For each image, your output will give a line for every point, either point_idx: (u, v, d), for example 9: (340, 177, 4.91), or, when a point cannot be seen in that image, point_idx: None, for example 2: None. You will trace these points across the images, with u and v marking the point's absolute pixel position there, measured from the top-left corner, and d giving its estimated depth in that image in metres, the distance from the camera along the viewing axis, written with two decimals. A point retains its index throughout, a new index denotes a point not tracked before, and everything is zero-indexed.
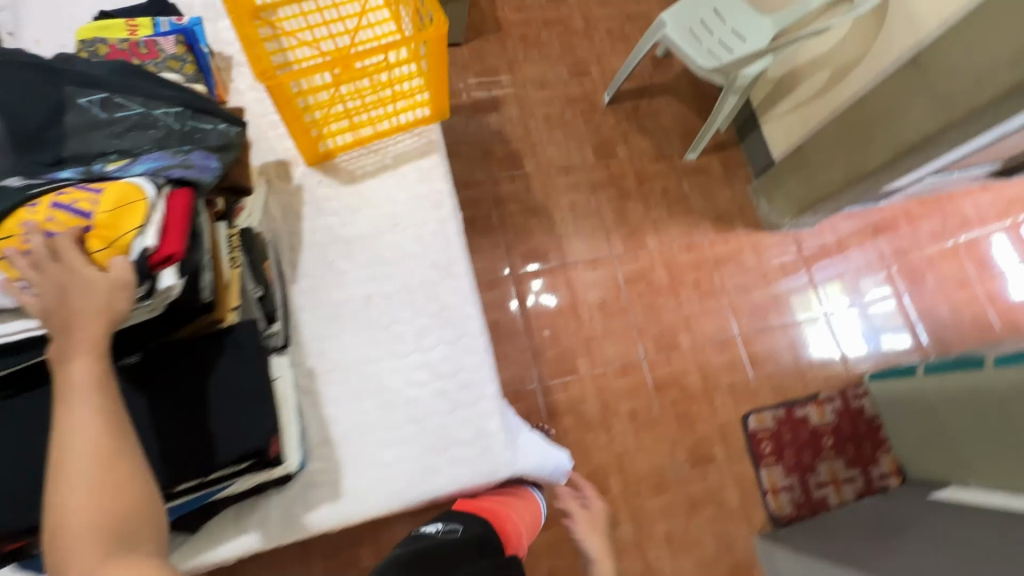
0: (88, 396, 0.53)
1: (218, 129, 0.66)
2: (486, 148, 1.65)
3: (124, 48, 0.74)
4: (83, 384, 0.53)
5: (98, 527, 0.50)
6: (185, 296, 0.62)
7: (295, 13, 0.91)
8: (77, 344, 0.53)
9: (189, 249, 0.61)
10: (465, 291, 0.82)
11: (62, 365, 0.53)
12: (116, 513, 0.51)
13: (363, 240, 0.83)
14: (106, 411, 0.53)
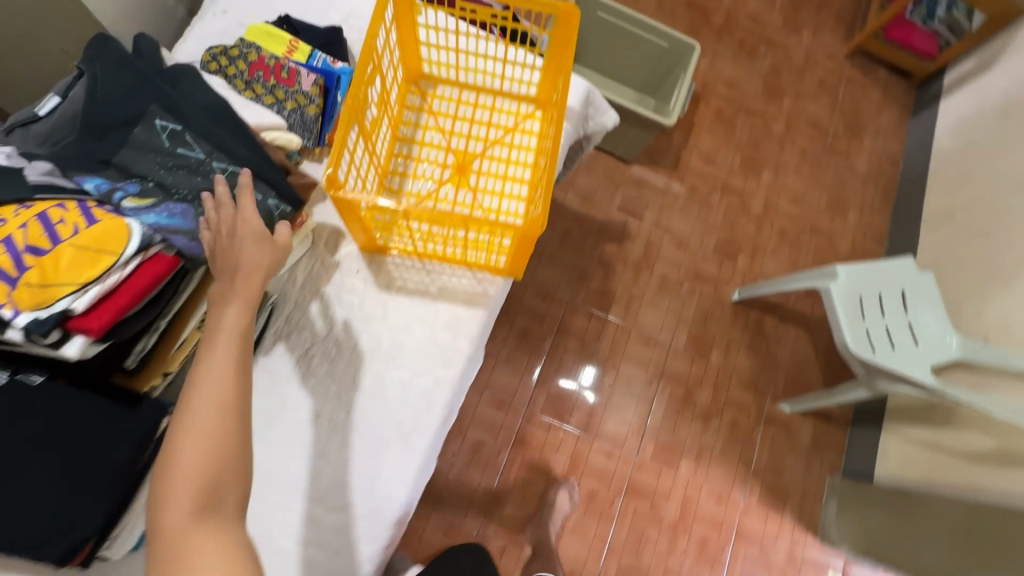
0: (231, 342, 0.50)
1: (264, 204, 0.59)
2: (585, 271, 1.53)
3: (269, 65, 0.75)
4: (231, 329, 0.50)
5: (210, 475, 0.45)
6: (102, 358, 0.53)
7: (449, 100, 0.87)
8: (236, 292, 0.51)
9: (122, 321, 0.50)
10: (407, 474, 0.72)
11: (215, 312, 0.50)
12: (217, 470, 0.45)
13: (344, 360, 0.74)
14: (239, 358, 0.50)
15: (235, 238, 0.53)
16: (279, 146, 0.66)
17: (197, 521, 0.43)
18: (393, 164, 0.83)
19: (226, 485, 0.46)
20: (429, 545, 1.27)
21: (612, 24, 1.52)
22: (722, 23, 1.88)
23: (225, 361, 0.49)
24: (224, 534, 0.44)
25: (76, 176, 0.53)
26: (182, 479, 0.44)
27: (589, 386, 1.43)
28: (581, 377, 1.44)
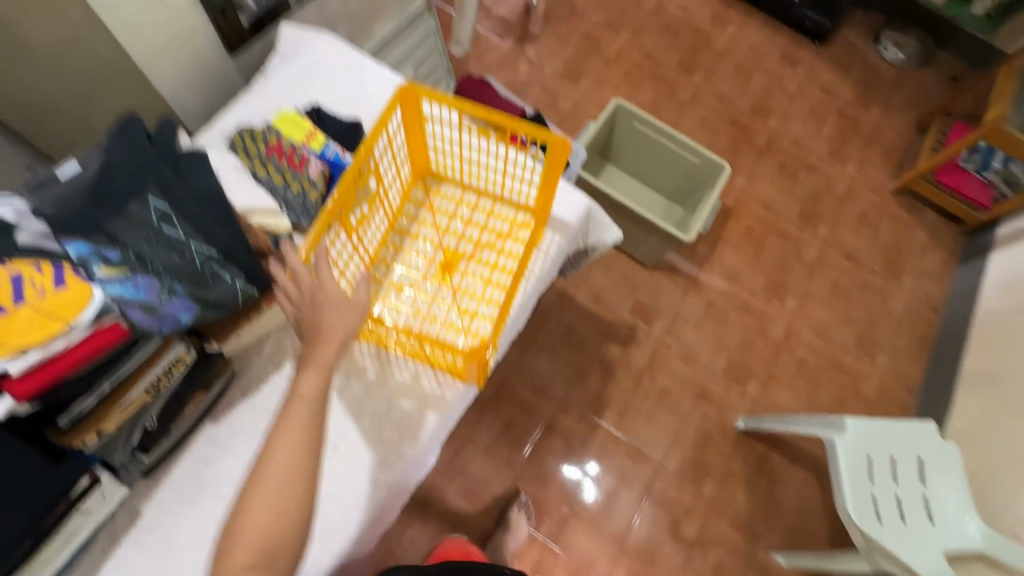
0: (308, 408, 0.58)
1: (229, 287, 0.63)
2: (584, 370, 1.49)
3: (284, 151, 0.81)
4: (308, 395, 0.58)
5: (269, 534, 0.53)
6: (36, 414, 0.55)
7: (451, 199, 0.90)
8: (314, 358, 0.59)
9: (60, 386, 0.53)
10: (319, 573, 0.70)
11: (296, 373, 0.59)
12: (278, 527, 0.54)
13: (289, 439, 0.74)
14: (314, 425, 0.58)
15: (315, 309, 0.61)
16: (268, 229, 0.71)
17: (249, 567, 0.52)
18: (383, 254, 0.85)
19: (284, 539, 0.54)
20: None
21: (647, 136, 1.56)
22: (764, 144, 1.89)
23: (300, 420, 0.57)
24: None
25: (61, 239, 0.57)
26: (250, 533, 0.53)
27: (593, 478, 1.38)
28: (585, 467, 1.39)
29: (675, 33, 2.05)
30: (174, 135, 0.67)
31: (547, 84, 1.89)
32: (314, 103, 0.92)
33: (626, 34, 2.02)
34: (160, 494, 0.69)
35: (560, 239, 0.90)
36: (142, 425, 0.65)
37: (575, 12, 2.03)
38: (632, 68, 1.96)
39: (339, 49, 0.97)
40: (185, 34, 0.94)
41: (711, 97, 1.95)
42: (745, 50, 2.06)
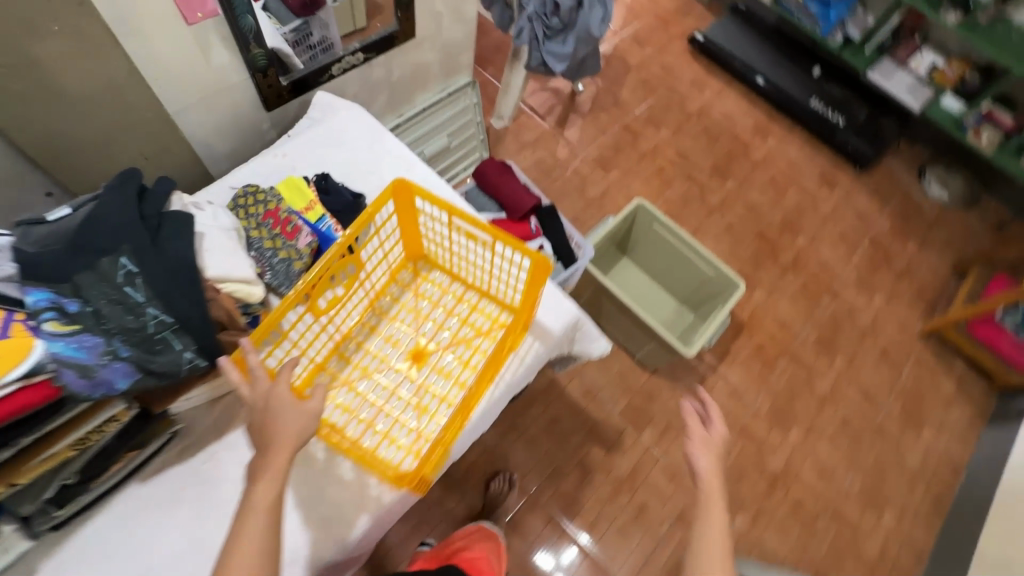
0: (261, 517, 0.56)
1: (175, 357, 0.62)
2: (561, 467, 1.42)
3: (279, 217, 0.82)
4: (259, 506, 0.56)
5: None
6: None
7: (436, 288, 0.89)
8: (267, 467, 0.57)
9: None
10: None
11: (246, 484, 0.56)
12: None
13: (206, 518, 0.70)
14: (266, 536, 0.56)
15: (269, 408, 0.59)
16: (237, 297, 0.71)
17: None
18: (355, 333, 0.84)
19: None
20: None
21: (665, 239, 1.55)
22: (789, 261, 1.84)
23: (254, 532, 0.55)
24: None
25: (26, 287, 0.59)
26: None
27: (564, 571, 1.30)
28: (560, 556, 1.33)
29: (714, 137, 2.07)
30: (167, 199, 0.70)
31: (578, 168, 1.91)
32: (324, 172, 0.94)
33: (665, 131, 2.05)
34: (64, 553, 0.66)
35: (539, 347, 0.87)
36: (60, 480, 0.62)
37: (619, 104, 2.08)
38: (665, 165, 1.97)
39: (364, 125, 1.01)
40: (220, 89, 0.99)
41: (741, 206, 1.93)
42: (782, 164, 2.05)
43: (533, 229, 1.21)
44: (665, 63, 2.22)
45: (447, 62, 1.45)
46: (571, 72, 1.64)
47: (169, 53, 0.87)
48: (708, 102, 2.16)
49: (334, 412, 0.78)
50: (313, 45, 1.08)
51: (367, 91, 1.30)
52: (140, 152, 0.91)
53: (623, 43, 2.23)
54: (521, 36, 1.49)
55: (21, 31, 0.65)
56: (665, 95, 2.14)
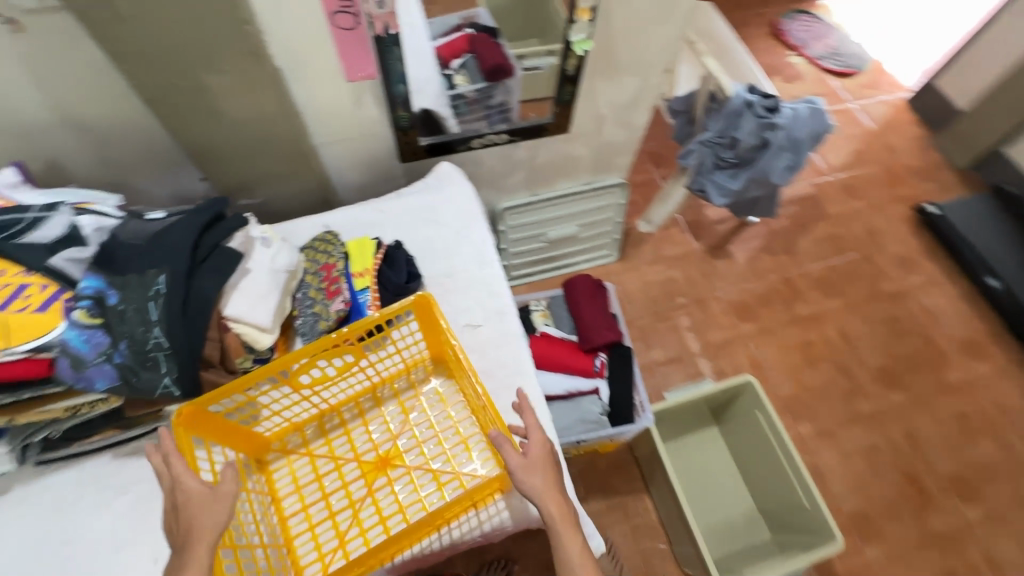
0: None
1: (155, 379, 0.66)
2: None
3: (329, 277, 0.85)
4: None
5: None
6: None
7: (439, 399, 0.83)
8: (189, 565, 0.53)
9: None
10: None
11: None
12: None
13: (130, 522, 0.73)
14: None
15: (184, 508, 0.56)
16: (243, 339, 0.74)
17: None
18: (343, 409, 0.82)
19: None
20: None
21: (768, 434, 1.27)
22: (940, 532, 1.38)
23: None
24: None
25: (86, 271, 0.68)
26: None
27: None
28: None
29: (899, 332, 1.66)
30: (233, 231, 0.77)
31: (709, 303, 1.69)
32: (402, 241, 0.95)
33: (836, 301, 1.71)
34: (26, 491, 0.75)
35: (506, 517, 0.76)
36: (48, 431, 0.72)
37: (791, 251, 1.80)
38: (818, 341, 1.64)
39: (464, 208, 1.01)
40: (364, 136, 1.07)
41: (899, 430, 1.51)
42: (984, 403, 1.56)
43: (596, 367, 1.09)
44: (870, 226, 1.87)
45: (599, 160, 1.40)
46: (738, 207, 1.45)
47: (327, 101, 0.97)
48: (909, 289, 1.75)
49: (284, 478, 0.77)
50: (492, 106, 1.18)
51: (504, 167, 1.31)
52: (276, 169, 1.03)
53: (827, 188, 1.94)
54: (687, 157, 1.36)
55: (200, 66, 0.78)
56: (854, 262, 1.79)
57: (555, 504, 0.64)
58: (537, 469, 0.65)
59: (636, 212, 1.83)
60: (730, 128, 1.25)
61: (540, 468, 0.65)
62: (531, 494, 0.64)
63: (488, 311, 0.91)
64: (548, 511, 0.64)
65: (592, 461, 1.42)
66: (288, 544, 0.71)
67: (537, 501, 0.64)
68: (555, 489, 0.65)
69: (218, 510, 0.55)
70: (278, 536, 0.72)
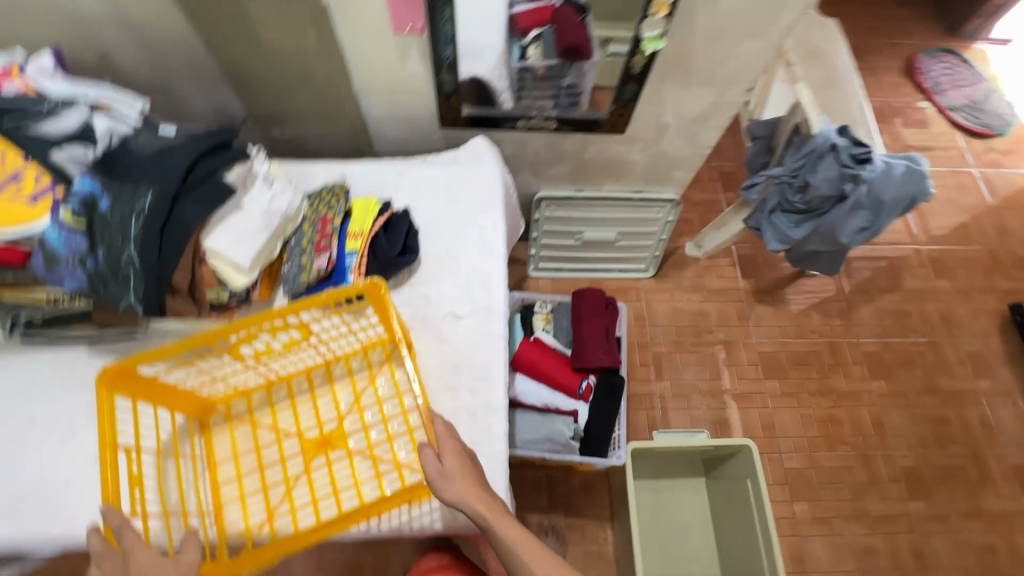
0: None
1: (121, 294, 0.66)
2: None
3: (321, 231, 0.82)
4: None
5: None
6: None
7: (392, 386, 0.79)
8: None
9: None
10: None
11: None
12: None
13: (88, 417, 0.77)
14: None
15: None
16: (219, 274, 0.74)
17: None
18: (294, 379, 0.80)
19: None
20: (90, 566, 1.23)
21: (752, 507, 1.17)
22: None
23: None
24: None
25: (84, 173, 0.68)
26: None
27: None
28: None
29: (943, 437, 1.48)
30: (234, 162, 0.75)
31: (737, 348, 1.56)
32: (409, 210, 0.91)
33: (880, 384, 1.54)
34: (8, 360, 0.79)
35: (436, 518, 0.73)
36: (31, 313, 0.75)
37: (847, 316, 1.62)
38: (846, 420, 1.48)
39: (485, 191, 0.96)
40: (406, 92, 1.03)
41: (907, 541, 1.36)
42: (1019, 543, 1.37)
43: (581, 390, 1.02)
44: (949, 312, 1.65)
45: (653, 170, 1.29)
46: (793, 257, 1.29)
47: (371, 48, 0.92)
48: (971, 393, 1.54)
49: (223, 443, 0.76)
50: (561, 87, 1.03)
51: (550, 155, 1.23)
52: (310, 106, 1.01)
53: (911, 258, 1.72)
54: (752, 190, 1.24)
55: None
56: (916, 346, 1.59)
57: (478, 500, 0.62)
58: (455, 475, 0.62)
59: (687, 232, 1.70)
60: (804, 170, 1.10)
61: (457, 474, 0.63)
62: (454, 500, 0.62)
63: (474, 305, 0.86)
64: (473, 509, 0.62)
65: (564, 475, 1.37)
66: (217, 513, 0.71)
67: (460, 506, 0.61)
68: (474, 486, 0.63)
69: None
70: (208, 504, 0.72)
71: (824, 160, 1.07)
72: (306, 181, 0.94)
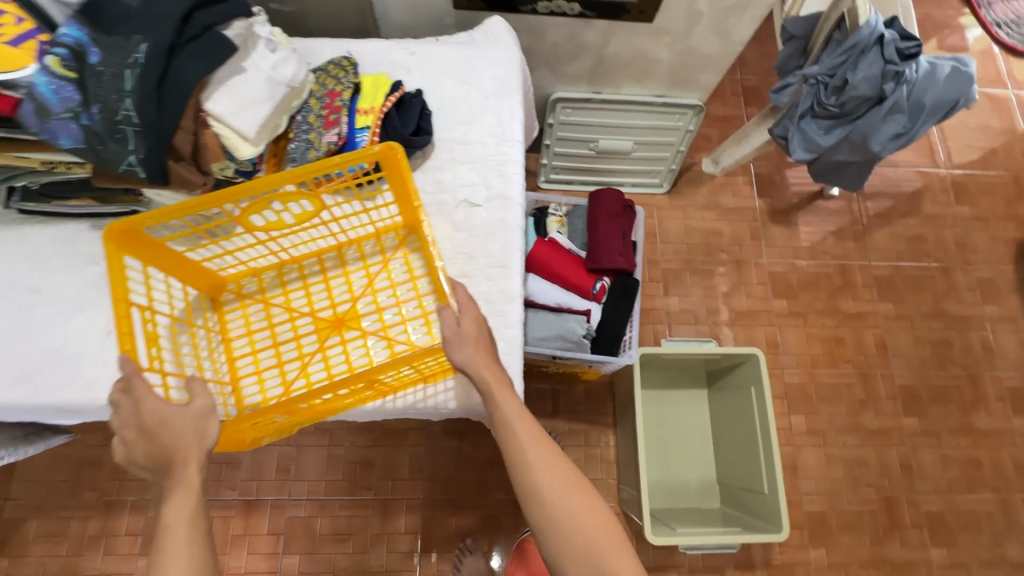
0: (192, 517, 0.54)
1: (121, 154, 0.62)
2: (460, 504, 1.29)
3: (331, 107, 0.77)
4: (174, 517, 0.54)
5: None
6: None
7: (407, 269, 0.77)
8: (180, 476, 0.55)
9: None
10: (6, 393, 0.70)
11: (170, 488, 0.55)
12: None
13: (97, 291, 0.75)
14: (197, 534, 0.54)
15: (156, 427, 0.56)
16: (223, 142, 0.69)
17: None
18: (305, 261, 0.77)
19: None
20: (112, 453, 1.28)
21: (755, 415, 1.19)
22: (893, 557, 1.33)
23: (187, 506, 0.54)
24: None
25: (70, 20, 0.63)
26: None
27: None
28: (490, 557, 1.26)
29: (943, 359, 1.50)
30: (232, 18, 0.68)
31: (748, 267, 1.54)
32: (422, 91, 0.85)
33: (888, 306, 1.53)
34: (7, 232, 0.76)
35: (451, 399, 0.74)
36: (26, 179, 0.72)
37: (862, 239, 1.59)
38: (850, 340, 1.49)
39: (503, 73, 0.89)
40: None
41: (897, 454, 1.41)
42: (1003, 458, 1.43)
43: (595, 290, 1.01)
44: (966, 238, 1.62)
45: (679, 71, 1.21)
46: (816, 171, 1.24)
47: None
48: (977, 317, 1.54)
49: (237, 319, 0.75)
50: None
51: (570, 47, 1.15)
52: None
53: (934, 181, 1.67)
54: (783, 92, 1.18)
55: None
56: (928, 271, 1.58)
57: (488, 368, 0.62)
58: (470, 339, 0.63)
59: (705, 148, 1.63)
60: (844, 67, 1.03)
61: (473, 338, 0.63)
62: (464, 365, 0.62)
63: (491, 193, 0.82)
64: (481, 377, 0.62)
65: (569, 383, 1.40)
66: (233, 384, 0.71)
67: (470, 370, 0.62)
68: (486, 356, 0.63)
69: (202, 423, 0.58)
70: (225, 375, 0.72)
71: (867, 56, 1.00)
72: (311, 55, 0.86)
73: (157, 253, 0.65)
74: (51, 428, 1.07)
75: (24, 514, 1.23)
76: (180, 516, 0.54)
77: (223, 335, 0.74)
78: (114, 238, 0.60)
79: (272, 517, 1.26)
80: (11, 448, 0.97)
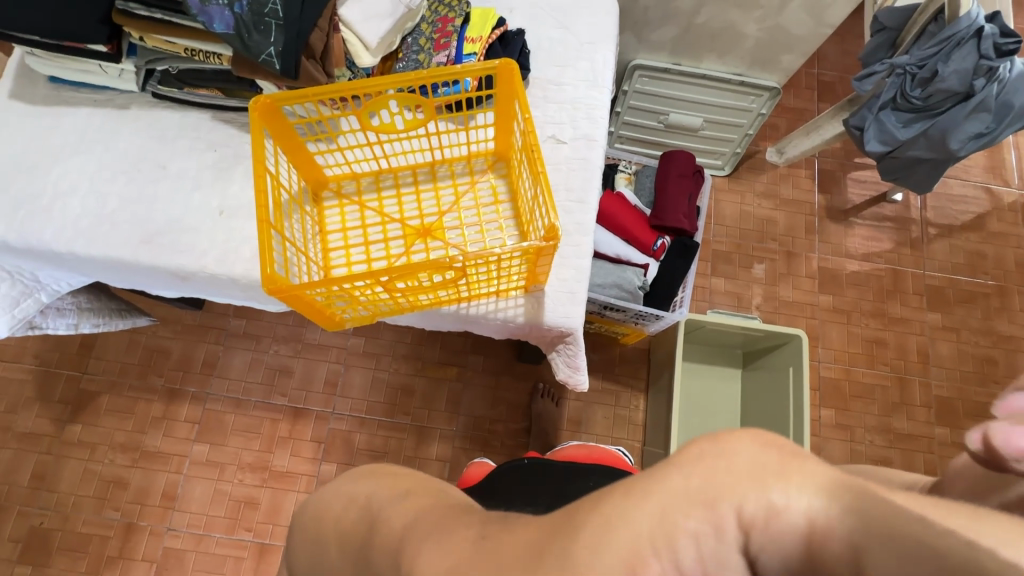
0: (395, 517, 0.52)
1: (263, 43, 0.69)
2: (491, 443, 1.36)
3: (441, 30, 0.83)
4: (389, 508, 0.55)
5: (383, 497, 0.58)
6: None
7: (492, 193, 0.83)
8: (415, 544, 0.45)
9: None
10: (134, 253, 0.79)
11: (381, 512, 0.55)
12: (389, 501, 0.57)
13: (213, 172, 0.83)
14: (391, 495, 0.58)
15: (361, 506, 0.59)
16: (347, 48, 0.78)
17: (393, 497, 0.57)
18: (401, 172, 0.84)
19: (384, 487, 0.61)
20: (179, 346, 1.39)
21: (790, 395, 1.22)
22: None
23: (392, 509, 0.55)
24: (383, 491, 0.60)
25: None
26: (398, 494, 0.57)
27: None
28: None
29: (985, 375, 1.49)
30: None
31: (798, 259, 1.55)
32: (524, 30, 0.90)
33: (935, 317, 1.53)
34: (140, 113, 0.85)
35: (519, 314, 0.80)
36: (168, 64, 0.80)
37: (919, 247, 1.58)
38: (892, 344, 1.50)
39: (601, 23, 0.93)
40: None
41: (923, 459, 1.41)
42: None
43: (655, 247, 1.05)
44: None
45: (764, 50, 1.21)
46: (886, 167, 1.25)
47: None
48: None
49: (335, 216, 0.82)
50: None
51: (659, 13, 1.17)
52: None
53: (1002, 200, 1.63)
54: (866, 80, 1.16)
55: None
56: (982, 288, 1.56)
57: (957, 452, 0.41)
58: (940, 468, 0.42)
59: (772, 137, 1.64)
60: (935, 59, 1.03)
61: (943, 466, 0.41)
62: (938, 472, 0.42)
63: (577, 133, 0.87)
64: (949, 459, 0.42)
65: (607, 345, 1.45)
66: (325, 268, 0.78)
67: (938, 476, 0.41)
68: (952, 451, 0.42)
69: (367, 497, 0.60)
70: (320, 258, 0.79)
71: (961, 49, 1.00)
72: None
73: (286, 134, 0.73)
74: (140, 309, 1.20)
75: (99, 389, 1.35)
76: (780, 469, 0.28)
77: (321, 223, 0.81)
78: (260, 110, 0.68)
79: (316, 426, 1.35)
80: (105, 317, 1.10)
